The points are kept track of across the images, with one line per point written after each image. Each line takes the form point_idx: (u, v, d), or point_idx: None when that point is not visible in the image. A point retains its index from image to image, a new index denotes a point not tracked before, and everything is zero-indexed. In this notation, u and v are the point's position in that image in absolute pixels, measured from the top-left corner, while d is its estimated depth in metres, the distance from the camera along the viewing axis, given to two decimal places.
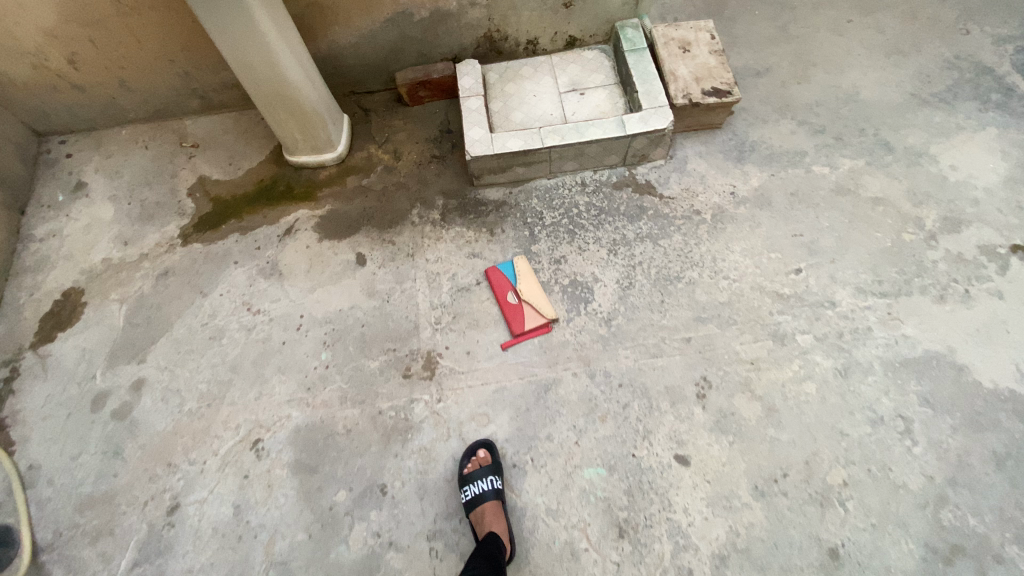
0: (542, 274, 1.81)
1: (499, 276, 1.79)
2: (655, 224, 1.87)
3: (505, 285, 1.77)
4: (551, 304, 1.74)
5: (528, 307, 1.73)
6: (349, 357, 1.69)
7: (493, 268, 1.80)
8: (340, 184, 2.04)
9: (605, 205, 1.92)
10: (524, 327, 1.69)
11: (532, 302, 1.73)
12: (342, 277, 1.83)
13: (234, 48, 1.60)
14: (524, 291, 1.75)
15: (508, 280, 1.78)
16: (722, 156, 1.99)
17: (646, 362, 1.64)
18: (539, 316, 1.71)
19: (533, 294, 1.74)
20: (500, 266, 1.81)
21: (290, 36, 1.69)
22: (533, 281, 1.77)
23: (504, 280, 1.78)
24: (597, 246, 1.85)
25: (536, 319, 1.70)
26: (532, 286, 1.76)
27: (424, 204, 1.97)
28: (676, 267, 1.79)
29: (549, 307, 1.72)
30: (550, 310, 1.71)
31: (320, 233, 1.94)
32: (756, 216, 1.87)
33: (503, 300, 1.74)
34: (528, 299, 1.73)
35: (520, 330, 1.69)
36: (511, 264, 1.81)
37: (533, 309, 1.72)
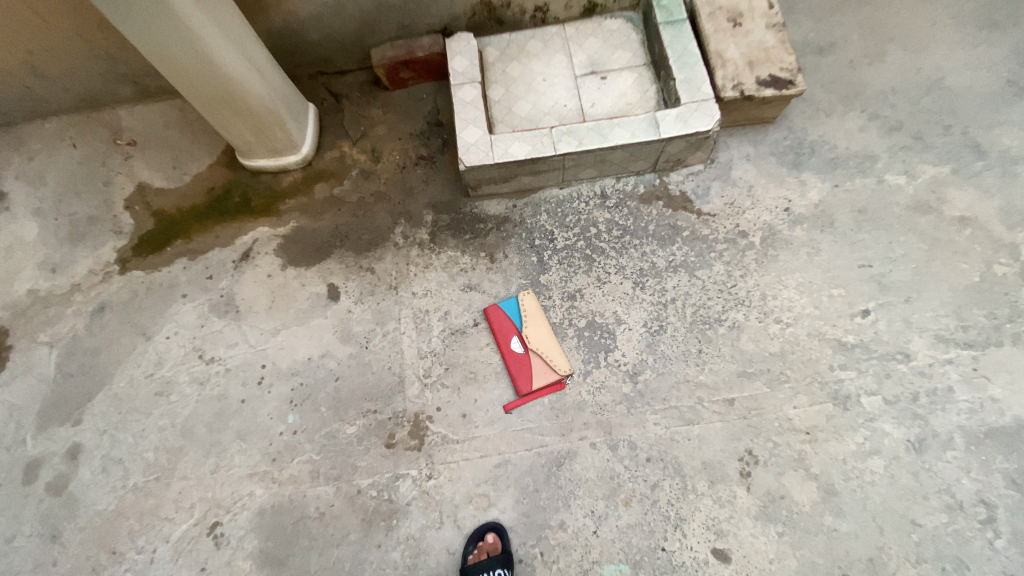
0: (552, 313, 1.47)
1: (500, 317, 1.46)
2: (693, 249, 1.51)
3: (508, 329, 1.45)
4: (564, 353, 1.42)
5: (536, 358, 1.42)
6: (322, 421, 1.41)
7: (493, 307, 1.48)
8: (307, 194, 1.68)
9: (631, 223, 1.55)
10: (532, 385, 1.39)
11: (541, 352, 1.42)
12: (311, 316, 1.52)
13: (143, 33, 1.21)
14: (531, 338, 1.43)
15: (510, 322, 1.46)
16: (775, 161, 1.63)
17: (680, 431, 1.35)
18: (549, 370, 1.40)
19: (542, 342, 1.43)
20: (502, 303, 1.48)
21: (218, 11, 1.29)
22: (541, 324, 1.45)
23: (507, 322, 1.46)
24: (620, 277, 1.49)
25: (546, 375, 1.40)
26: (541, 331, 1.44)
27: (409, 219, 1.61)
28: (717, 306, 1.46)
29: (562, 360, 1.41)
30: (563, 364, 1.40)
31: (284, 258, 1.60)
32: (816, 240, 1.54)
33: (505, 349, 1.43)
34: (536, 348, 1.42)
35: (527, 389, 1.39)
36: (515, 300, 1.48)
37: (542, 361, 1.41)
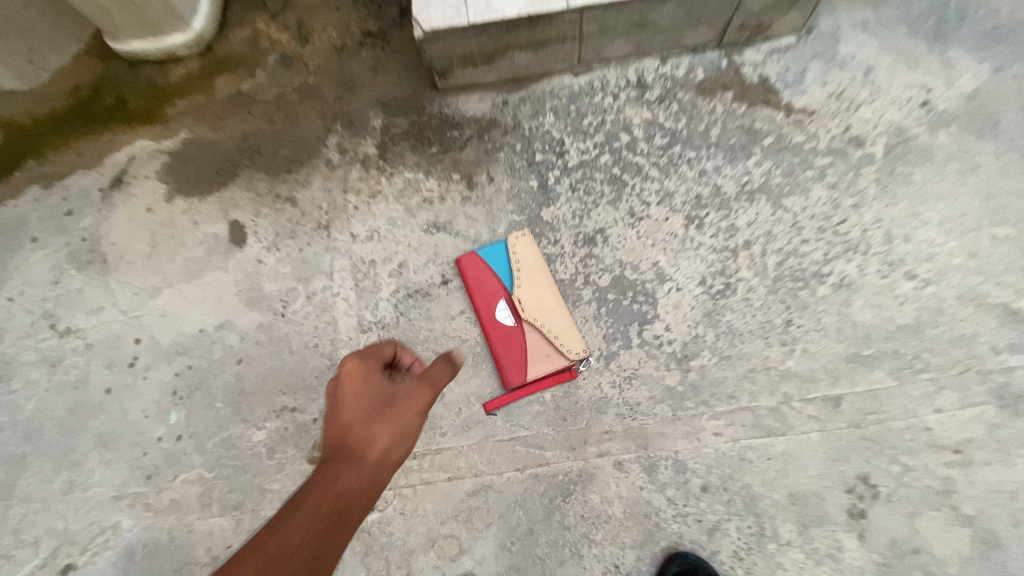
0: (558, 265, 0.97)
1: (481, 271, 0.96)
2: (778, 165, 0.98)
3: (491, 290, 0.96)
4: (575, 327, 0.93)
5: (533, 333, 0.94)
6: (217, 424, 0.96)
7: (469, 256, 0.97)
8: (206, 94, 1.16)
9: (683, 126, 1.01)
10: (528, 376, 0.91)
11: (541, 325, 0.93)
12: (205, 269, 1.04)
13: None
14: (525, 302, 0.94)
15: (495, 278, 0.96)
16: (906, 31, 1.05)
17: (756, 448, 0.86)
18: (553, 354, 0.92)
19: (542, 310, 0.94)
20: (483, 249, 0.98)
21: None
22: (541, 283, 0.95)
23: (490, 279, 0.96)
24: (665, 209, 0.97)
25: (548, 360, 0.92)
26: (541, 294, 0.95)
27: (349, 126, 1.09)
28: (817, 255, 0.93)
29: (573, 337, 0.92)
30: (575, 345, 0.91)
31: (171, 185, 1.11)
32: (971, 150, 0.99)
33: (487, 319, 0.95)
34: (533, 319, 0.93)
35: (519, 382, 0.91)
36: (503, 245, 0.98)
37: (543, 338, 0.93)
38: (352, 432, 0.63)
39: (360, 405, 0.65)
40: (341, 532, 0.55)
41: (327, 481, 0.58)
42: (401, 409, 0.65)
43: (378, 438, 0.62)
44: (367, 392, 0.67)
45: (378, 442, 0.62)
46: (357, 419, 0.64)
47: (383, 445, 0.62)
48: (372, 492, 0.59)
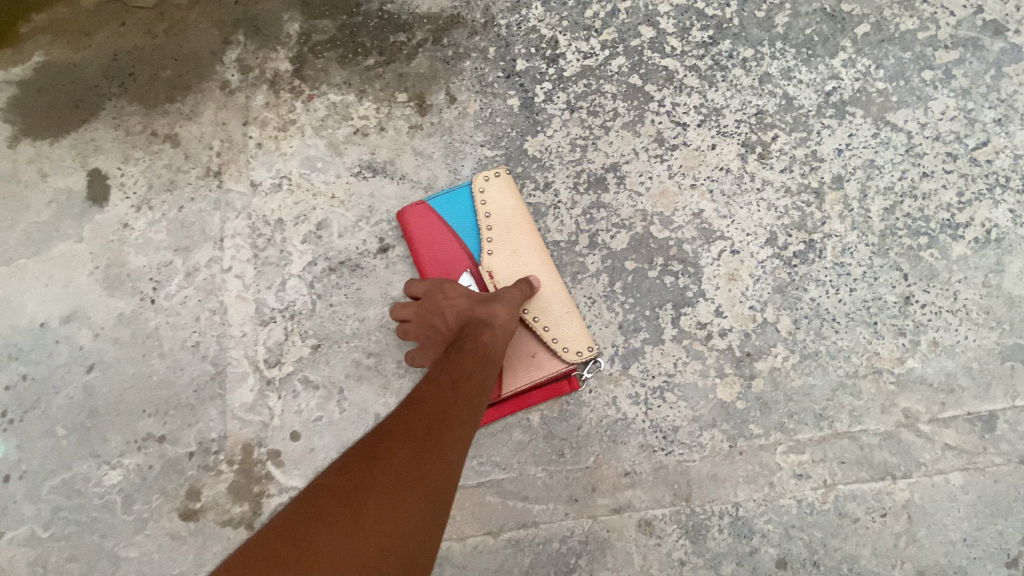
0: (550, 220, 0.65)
1: (433, 228, 0.65)
2: (879, 65, 0.65)
3: (451, 258, 0.65)
4: (575, 312, 0.61)
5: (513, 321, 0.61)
6: (57, 459, 0.66)
7: (415, 207, 0.65)
8: (67, 1, 0.84)
9: (734, 13, 0.68)
10: (505, 389, 0.59)
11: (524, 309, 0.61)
12: (51, 239, 0.74)
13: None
14: (501, 275, 0.63)
15: (457, 240, 0.65)
16: None
17: (860, 500, 0.55)
18: (542, 354, 0.60)
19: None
20: (440, 196, 0.66)
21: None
22: (523, 248, 0.63)
23: (448, 243, 0.65)
24: (709, 133, 0.65)
25: (534, 364, 0.60)
26: (524, 263, 0.63)
27: (255, 33, 0.77)
28: (946, 196, 0.61)
29: (572, 329, 0.60)
30: (576, 340, 0.59)
31: (15, 124, 0.80)
32: None
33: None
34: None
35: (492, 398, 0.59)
36: (468, 190, 0.66)
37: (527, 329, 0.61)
38: (469, 315, 0.56)
39: (465, 294, 0.57)
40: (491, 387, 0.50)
41: (461, 347, 0.52)
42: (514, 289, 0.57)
43: (500, 311, 0.55)
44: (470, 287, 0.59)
45: (502, 315, 0.55)
46: (468, 303, 0.56)
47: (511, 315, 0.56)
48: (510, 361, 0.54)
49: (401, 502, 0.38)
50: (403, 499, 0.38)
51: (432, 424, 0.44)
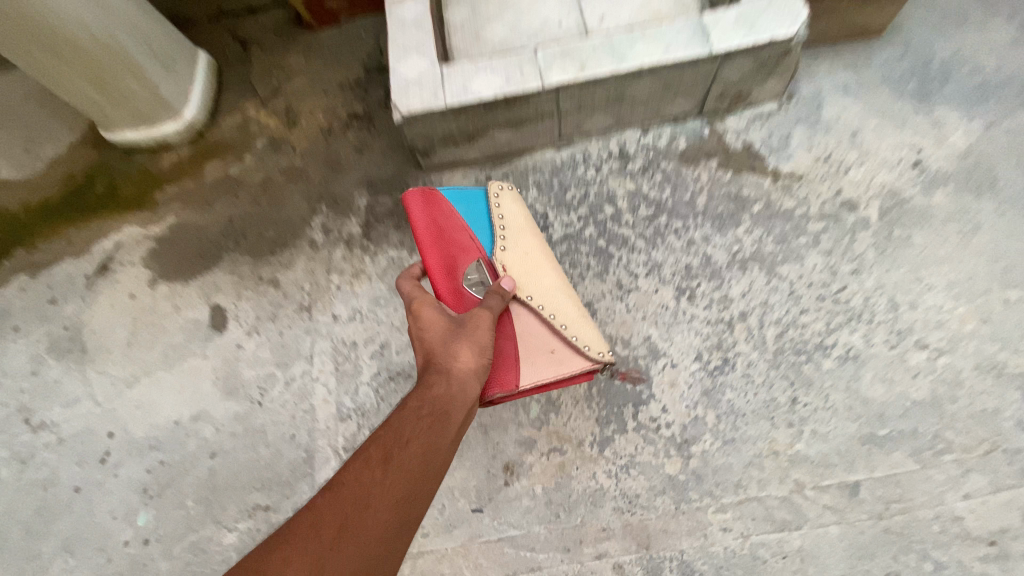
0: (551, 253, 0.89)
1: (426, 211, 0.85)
2: (769, 232, 0.95)
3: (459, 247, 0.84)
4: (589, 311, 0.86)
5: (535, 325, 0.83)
6: (186, 525, 0.90)
7: (419, 191, 0.85)
8: (195, 178, 1.17)
9: (668, 196, 0.99)
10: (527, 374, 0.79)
11: (546, 313, 0.83)
12: (184, 356, 1.01)
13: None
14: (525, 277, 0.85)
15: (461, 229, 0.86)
16: (887, 96, 1.04)
17: (768, 546, 0.79)
18: (559, 349, 0.82)
19: (539, 296, 0.84)
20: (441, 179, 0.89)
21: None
22: (534, 259, 0.87)
23: (459, 239, 0.84)
24: (654, 281, 0.94)
25: (559, 360, 0.81)
26: (543, 278, 0.86)
27: (335, 203, 1.09)
28: (818, 325, 0.89)
29: (586, 332, 0.83)
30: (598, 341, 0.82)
31: (154, 270, 1.10)
32: (966, 211, 0.95)
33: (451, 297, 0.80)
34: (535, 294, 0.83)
35: (509, 391, 0.77)
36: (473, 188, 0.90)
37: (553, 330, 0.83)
38: (437, 354, 0.66)
39: (441, 327, 0.69)
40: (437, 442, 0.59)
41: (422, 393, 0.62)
42: (480, 326, 0.70)
43: (462, 356, 0.66)
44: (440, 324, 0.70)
45: (463, 361, 0.66)
46: (439, 340, 0.67)
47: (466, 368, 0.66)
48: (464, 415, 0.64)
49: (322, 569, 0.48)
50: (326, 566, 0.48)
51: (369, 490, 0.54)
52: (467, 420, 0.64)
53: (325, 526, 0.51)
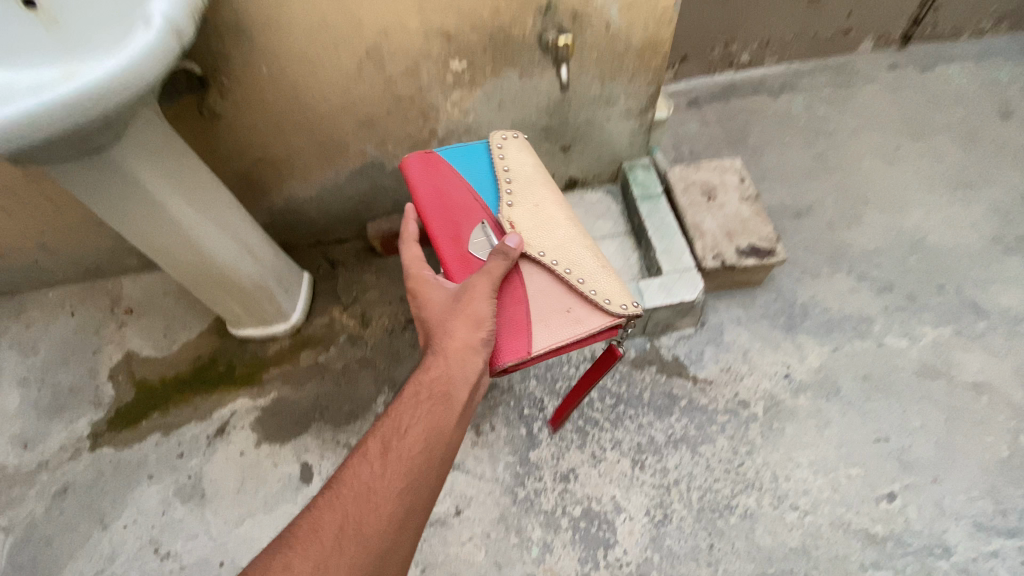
0: (559, 219, 1.16)
1: (428, 201, 1.17)
2: (691, 421, 1.43)
3: (465, 216, 1.15)
4: (610, 269, 1.12)
5: (552, 295, 1.07)
6: None
7: (432, 185, 1.18)
8: (293, 362, 1.66)
9: (625, 391, 1.49)
10: (542, 322, 1.04)
11: (559, 268, 1.09)
12: (280, 502, 1.41)
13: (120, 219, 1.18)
14: (537, 248, 1.11)
15: (458, 205, 1.16)
16: (767, 325, 1.58)
17: None
18: (574, 307, 1.07)
19: (552, 254, 1.10)
20: (437, 162, 1.22)
21: (205, 193, 1.28)
22: (542, 221, 1.14)
23: (467, 209, 1.16)
24: (616, 453, 1.39)
25: (575, 317, 1.06)
26: (552, 240, 1.12)
27: (395, 386, 1.57)
28: (725, 491, 1.33)
29: (598, 291, 1.07)
30: (614, 297, 1.07)
31: (260, 432, 1.53)
32: (821, 410, 1.43)
33: (459, 262, 1.10)
34: (549, 262, 1.09)
35: (522, 358, 1.01)
36: (466, 169, 1.22)
37: (572, 294, 1.08)
38: (441, 329, 0.95)
39: (444, 307, 0.98)
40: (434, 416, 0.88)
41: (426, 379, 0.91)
42: (469, 305, 0.95)
43: (457, 331, 0.94)
44: (436, 313, 0.98)
45: (458, 335, 0.93)
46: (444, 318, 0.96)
47: (458, 347, 0.93)
48: (457, 394, 0.90)
49: (358, 511, 0.78)
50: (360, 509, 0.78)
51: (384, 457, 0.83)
52: (460, 393, 0.91)
53: (357, 482, 0.80)
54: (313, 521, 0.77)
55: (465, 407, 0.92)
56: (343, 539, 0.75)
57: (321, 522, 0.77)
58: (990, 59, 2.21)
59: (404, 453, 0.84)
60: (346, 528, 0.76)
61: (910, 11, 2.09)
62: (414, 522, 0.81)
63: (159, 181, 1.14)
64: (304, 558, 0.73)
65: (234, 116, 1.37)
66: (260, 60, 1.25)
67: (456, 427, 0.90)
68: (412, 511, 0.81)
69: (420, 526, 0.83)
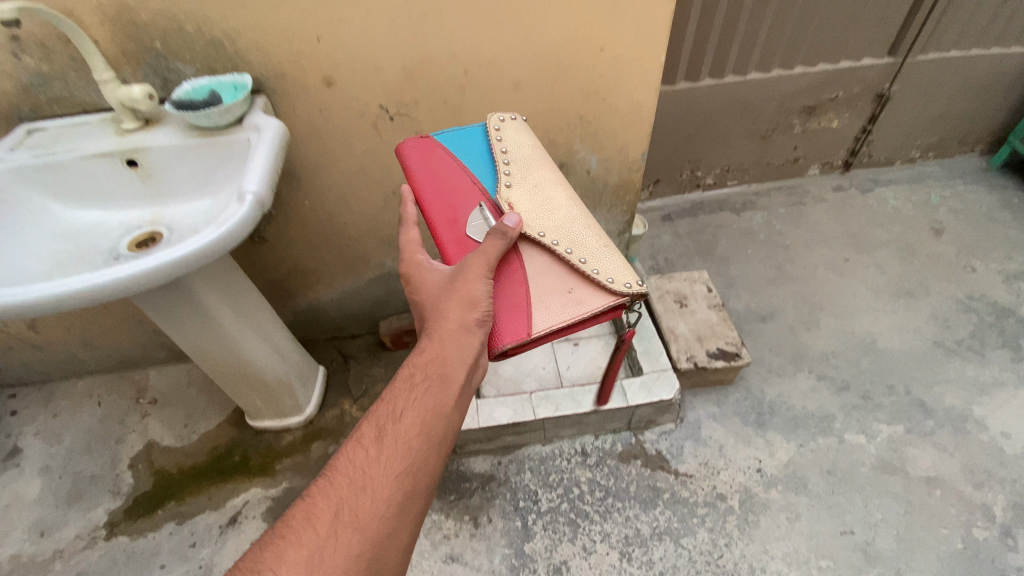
0: (560, 197, 1.06)
1: (422, 185, 1.11)
2: (674, 514, 1.55)
3: (462, 197, 1.07)
4: (615, 249, 1.01)
5: (552, 275, 0.98)
6: None
7: (425, 169, 1.12)
8: (304, 453, 1.78)
9: (613, 483, 1.62)
10: (542, 302, 0.95)
11: (561, 248, 0.99)
12: None
13: (176, 328, 1.38)
14: (537, 227, 1.01)
15: (454, 187, 1.09)
16: (740, 421, 1.75)
17: None
18: (576, 290, 0.97)
19: (553, 232, 1.01)
20: (432, 147, 1.16)
21: (250, 305, 1.50)
22: (542, 199, 1.05)
23: (462, 190, 1.08)
24: (605, 545, 1.50)
25: (578, 299, 0.96)
26: (554, 220, 1.02)
27: None
28: None
29: (605, 274, 0.97)
30: (621, 276, 0.96)
31: (270, 522, 1.63)
32: (792, 503, 1.56)
33: (455, 244, 1.03)
34: (549, 242, 0.99)
35: (522, 342, 0.92)
36: (462, 150, 1.15)
37: (574, 274, 0.99)
38: (436, 312, 0.90)
39: (440, 288, 0.92)
40: (430, 400, 0.82)
41: (421, 362, 0.86)
42: (463, 286, 0.89)
43: (451, 312, 0.87)
44: (431, 293, 0.93)
45: (453, 316, 0.87)
46: (439, 299, 0.90)
47: (453, 327, 0.87)
48: (455, 375, 0.85)
49: (356, 501, 0.73)
50: (357, 498, 0.73)
51: (380, 445, 0.78)
52: (456, 374, 0.85)
53: (353, 471, 0.75)
54: (307, 514, 0.71)
55: (465, 388, 0.86)
56: (338, 529, 0.70)
57: (316, 514, 0.71)
58: (920, 183, 2.58)
59: (401, 437, 0.79)
60: (342, 521, 0.71)
61: (847, 145, 2.48)
62: (414, 510, 0.76)
63: (215, 297, 1.35)
64: (296, 551, 0.68)
65: (277, 238, 1.63)
66: (304, 195, 1.52)
67: (454, 410, 0.84)
68: (413, 498, 0.76)
69: (422, 514, 0.78)
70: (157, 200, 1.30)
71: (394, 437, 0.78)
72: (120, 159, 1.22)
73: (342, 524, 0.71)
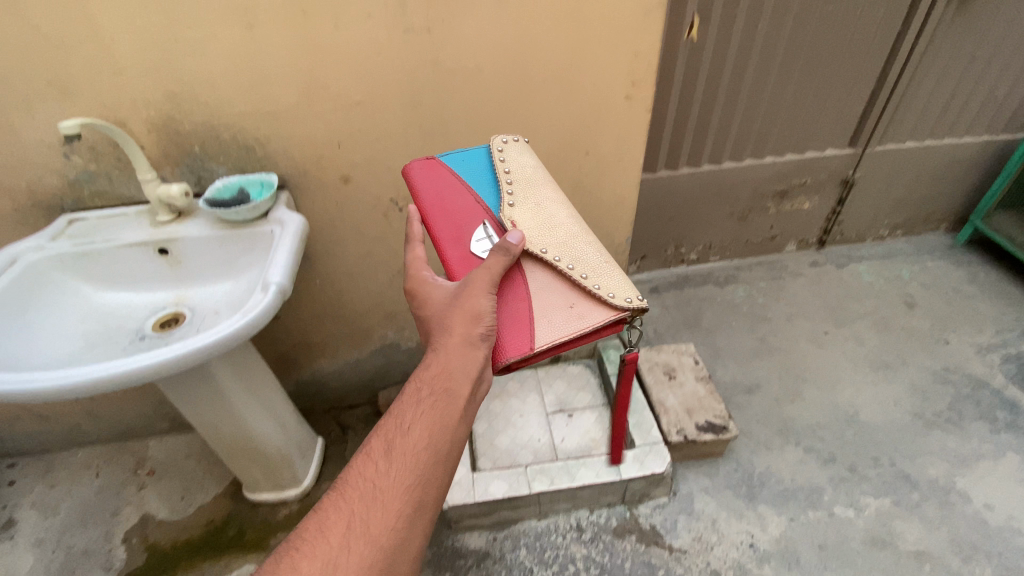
0: (561, 217, 1.12)
1: (430, 205, 1.18)
2: None
3: (467, 215, 1.14)
4: (615, 264, 1.06)
5: (554, 291, 1.02)
6: None
7: (432, 189, 1.18)
8: None
9: (608, 560, 1.63)
10: (545, 316, 1.00)
11: (562, 264, 1.03)
12: None
13: (188, 402, 1.45)
14: (539, 245, 1.05)
15: (459, 207, 1.15)
16: (731, 493, 1.78)
17: None
18: (578, 304, 1.01)
19: (554, 248, 1.05)
20: (437, 166, 1.23)
21: (258, 380, 1.58)
22: (544, 218, 1.10)
23: (467, 209, 1.15)
24: None
25: (580, 314, 1.00)
26: (555, 239, 1.07)
27: None
28: None
29: (606, 289, 1.01)
30: (620, 292, 1.00)
31: None
32: None
33: (461, 261, 1.09)
34: (551, 259, 1.03)
35: (526, 355, 0.97)
36: (468, 170, 1.21)
37: (575, 289, 1.03)
38: (441, 329, 0.95)
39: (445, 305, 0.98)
40: (436, 415, 0.87)
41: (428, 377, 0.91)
42: (467, 302, 0.95)
43: (457, 329, 0.93)
44: (437, 310, 0.99)
45: (458, 332, 0.93)
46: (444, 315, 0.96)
47: (458, 343, 0.92)
48: (460, 389, 0.90)
49: (367, 512, 0.77)
50: (368, 510, 0.78)
51: (390, 458, 0.82)
52: (461, 388, 0.90)
53: (364, 482, 0.80)
54: (321, 525, 0.76)
55: (470, 403, 0.91)
56: (350, 539, 0.75)
57: (330, 524, 0.76)
58: (891, 259, 2.75)
59: (409, 450, 0.84)
60: (355, 531, 0.75)
61: (820, 224, 2.67)
62: (422, 520, 0.81)
63: (227, 372, 1.44)
64: (312, 561, 0.72)
65: (287, 313, 1.73)
66: (316, 275, 1.64)
67: (460, 425, 0.89)
68: (422, 509, 0.81)
69: (429, 524, 0.82)
70: (181, 283, 1.42)
71: (403, 449, 0.83)
72: (153, 248, 1.35)
73: (354, 534, 0.75)
